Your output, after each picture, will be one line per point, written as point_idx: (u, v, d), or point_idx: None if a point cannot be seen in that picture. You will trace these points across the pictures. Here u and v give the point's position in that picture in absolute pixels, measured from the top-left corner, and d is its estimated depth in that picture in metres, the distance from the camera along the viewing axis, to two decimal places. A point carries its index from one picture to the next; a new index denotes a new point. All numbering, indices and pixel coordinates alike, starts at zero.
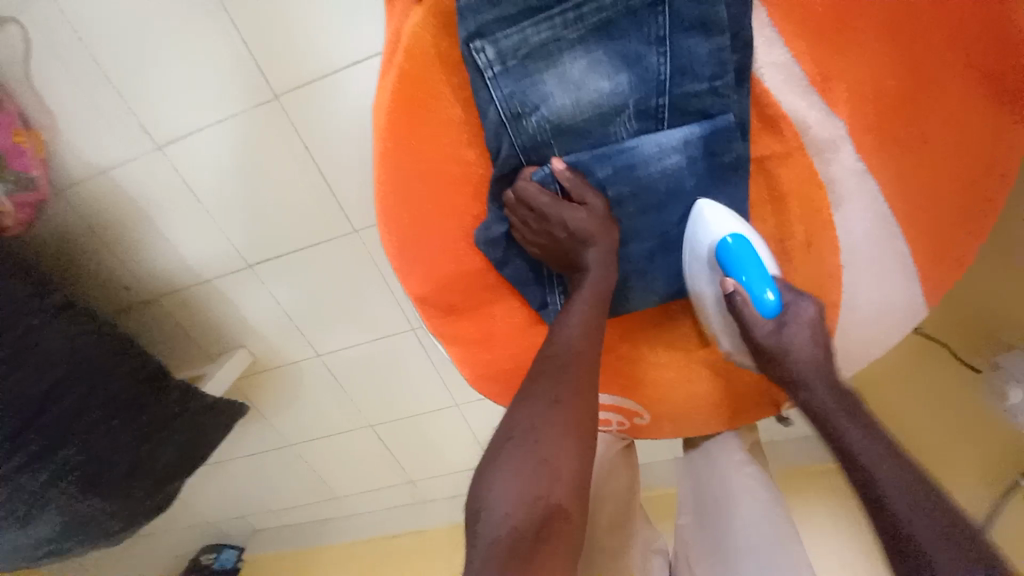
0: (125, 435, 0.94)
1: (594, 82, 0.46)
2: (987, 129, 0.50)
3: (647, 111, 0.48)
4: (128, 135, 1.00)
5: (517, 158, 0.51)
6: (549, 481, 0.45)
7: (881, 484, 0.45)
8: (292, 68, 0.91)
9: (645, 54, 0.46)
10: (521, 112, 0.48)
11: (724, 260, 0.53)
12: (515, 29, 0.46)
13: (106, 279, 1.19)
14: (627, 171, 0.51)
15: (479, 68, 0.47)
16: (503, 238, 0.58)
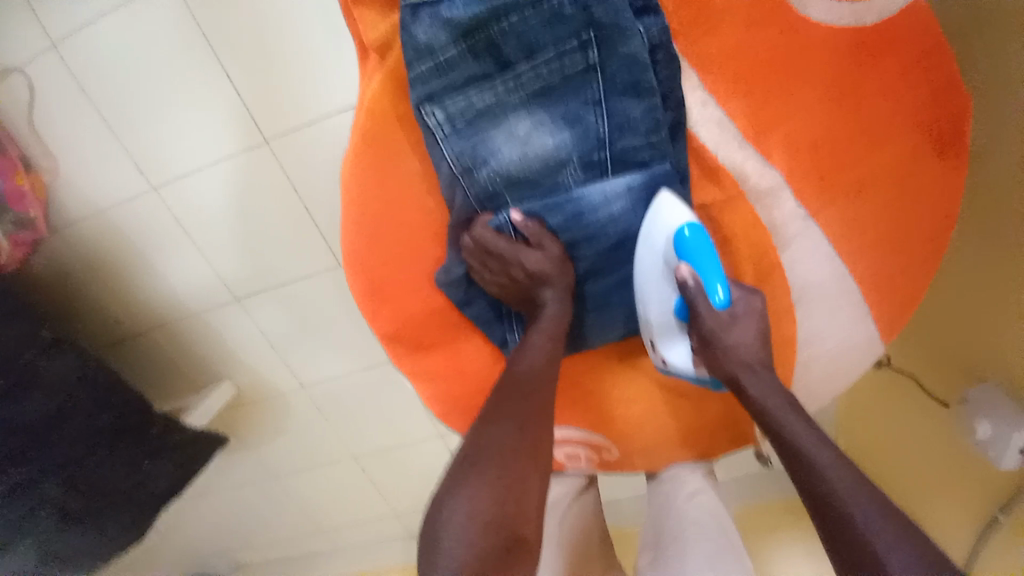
0: (110, 467, 0.94)
1: (540, 139, 0.50)
2: (933, 175, 0.54)
3: (592, 163, 0.52)
4: (123, 175, 1.05)
5: (472, 207, 0.55)
6: (506, 503, 0.47)
7: (828, 479, 0.45)
8: (280, 112, 0.95)
9: (584, 114, 0.50)
10: (472, 166, 0.52)
11: (683, 249, 0.50)
12: (461, 94, 0.50)
13: (95, 313, 1.22)
14: (577, 219, 0.53)
15: (430, 129, 0.51)
16: (463, 279, 0.60)
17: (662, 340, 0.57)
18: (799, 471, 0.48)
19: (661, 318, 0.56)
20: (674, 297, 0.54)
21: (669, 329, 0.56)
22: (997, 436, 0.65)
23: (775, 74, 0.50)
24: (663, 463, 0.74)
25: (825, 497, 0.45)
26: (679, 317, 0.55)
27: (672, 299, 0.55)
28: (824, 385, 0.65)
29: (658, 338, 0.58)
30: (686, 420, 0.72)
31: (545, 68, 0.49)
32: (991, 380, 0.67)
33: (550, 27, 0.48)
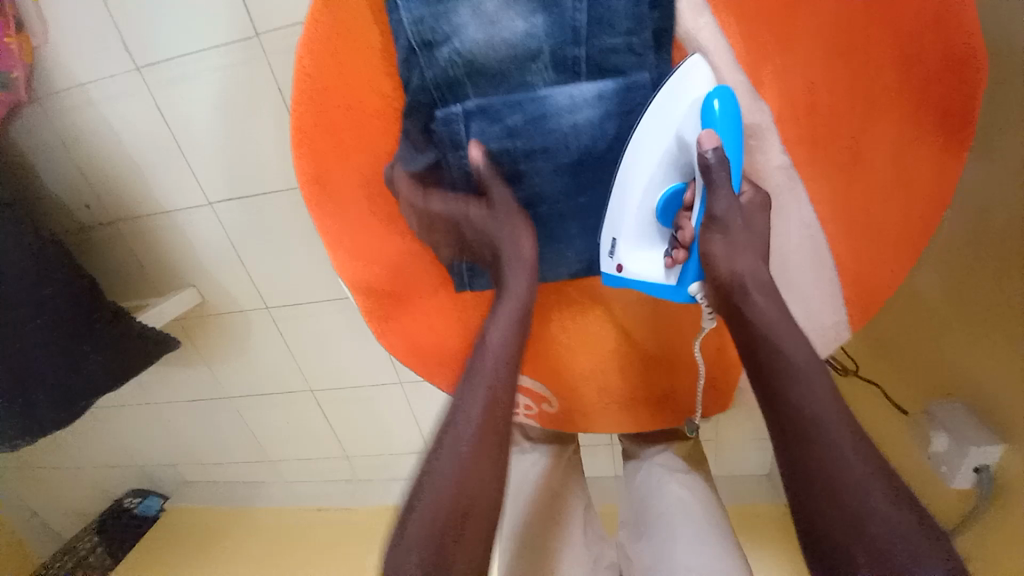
0: (46, 339, 0.91)
1: (509, 22, 0.49)
2: (925, 145, 0.49)
3: (563, 62, 0.50)
4: (107, 49, 0.99)
5: (429, 94, 0.52)
6: (473, 483, 0.46)
7: (826, 429, 0.44)
8: (278, 8, 0.91)
9: (563, 0, 0.49)
10: (432, 41, 0.50)
11: (713, 121, 0.48)
12: None
13: (64, 194, 1.17)
14: (537, 119, 0.51)
15: None
16: (408, 180, 0.55)
17: (633, 236, 0.56)
18: (785, 420, 0.46)
19: (647, 211, 0.55)
20: (666, 187, 0.54)
21: (648, 225, 0.55)
22: (953, 451, 0.65)
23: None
24: (607, 427, 0.70)
25: (814, 444, 0.44)
26: (661, 212, 0.55)
27: (665, 188, 0.54)
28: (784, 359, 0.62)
29: (630, 234, 0.56)
30: (634, 385, 0.69)
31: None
32: (961, 401, 0.65)
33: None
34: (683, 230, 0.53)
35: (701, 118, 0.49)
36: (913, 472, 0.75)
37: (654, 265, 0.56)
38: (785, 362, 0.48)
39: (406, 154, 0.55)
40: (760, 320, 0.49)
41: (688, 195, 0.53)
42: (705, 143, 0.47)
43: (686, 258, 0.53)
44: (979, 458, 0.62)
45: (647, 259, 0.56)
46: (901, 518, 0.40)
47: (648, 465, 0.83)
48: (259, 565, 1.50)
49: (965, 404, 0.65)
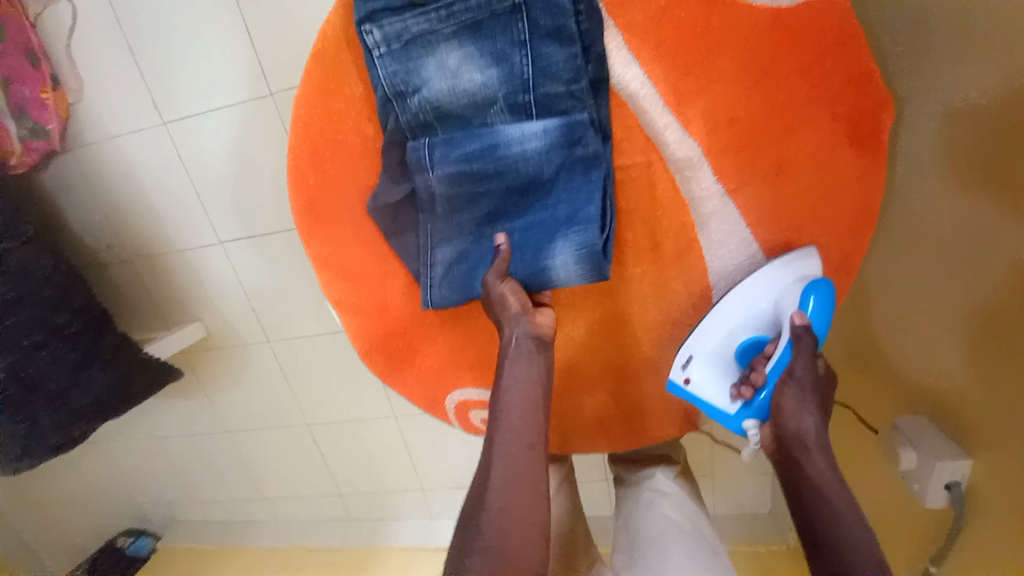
0: (56, 363, 0.97)
1: (467, 71, 0.57)
2: (845, 167, 0.56)
3: (516, 105, 0.58)
4: (137, 106, 1.12)
5: (403, 134, 0.61)
6: (515, 546, 0.53)
7: (843, 522, 0.50)
8: (289, 69, 1.03)
9: (511, 54, 0.56)
10: (404, 91, 0.58)
11: (808, 302, 0.54)
12: (398, 18, 0.57)
13: (86, 234, 1.28)
14: (492, 148, 0.58)
15: (368, 47, 0.58)
16: (392, 207, 0.64)
17: (703, 360, 0.60)
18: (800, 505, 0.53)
19: (726, 348, 0.60)
20: (751, 335, 0.60)
21: (724, 359, 0.60)
22: (923, 466, 0.66)
23: (693, 44, 0.55)
24: (580, 446, 0.70)
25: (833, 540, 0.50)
26: (741, 355, 0.61)
27: (749, 334, 0.60)
28: None
29: (701, 357, 0.60)
30: (602, 403, 0.68)
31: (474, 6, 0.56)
32: (926, 415, 0.68)
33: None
34: (757, 372, 0.58)
35: (799, 293, 0.56)
36: (897, 493, 0.75)
37: (720, 392, 0.60)
38: (813, 470, 0.53)
39: (388, 182, 0.63)
40: (806, 448, 0.53)
41: (769, 346, 0.59)
42: (797, 319, 0.54)
43: (752, 395, 0.58)
44: (947, 474, 0.63)
45: (713, 383, 0.60)
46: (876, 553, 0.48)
47: (638, 487, 0.87)
48: None
49: (929, 418, 0.68)
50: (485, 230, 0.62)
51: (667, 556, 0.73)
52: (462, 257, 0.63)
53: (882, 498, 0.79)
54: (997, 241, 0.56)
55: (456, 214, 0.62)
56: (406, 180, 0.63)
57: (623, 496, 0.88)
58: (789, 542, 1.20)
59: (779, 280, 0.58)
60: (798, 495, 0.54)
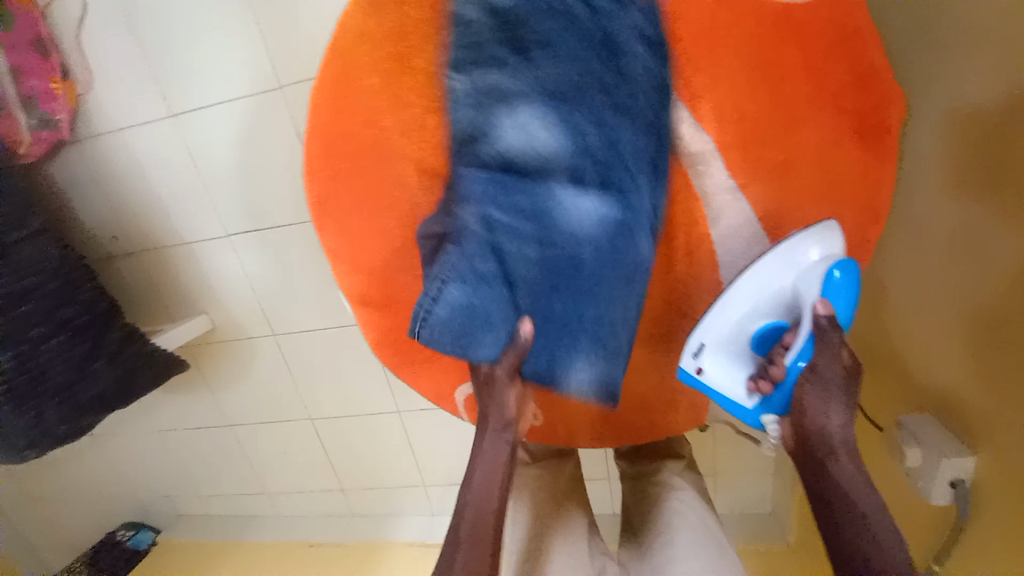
0: (63, 355, 0.97)
1: (538, 131, 0.59)
2: (850, 161, 0.56)
3: (579, 176, 0.60)
4: (146, 98, 1.12)
5: (456, 172, 0.61)
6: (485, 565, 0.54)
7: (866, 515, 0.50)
8: (299, 63, 1.04)
9: (587, 129, 0.59)
10: (477, 137, 0.60)
11: (831, 291, 0.54)
12: (486, 72, 0.60)
13: (93, 226, 1.27)
14: (541, 214, 0.60)
15: (451, 90, 0.60)
16: (436, 236, 0.61)
17: (719, 350, 0.59)
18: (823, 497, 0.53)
19: (742, 337, 0.59)
20: (767, 321, 0.59)
21: (739, 347, 0.59)
22: (927, 463, 0.66)
23: (705, 41, 0.56)
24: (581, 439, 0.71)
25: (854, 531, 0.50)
26: (755, 341, 0.59)
27: (766, 320, 0.59)
28: None
29: (717, 347, 0.59)
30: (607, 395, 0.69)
31: (561, 76, 0.59)
32: (931, 413, 0.69)
33: (571, 46, 0.59)
34: (776, 364, 0.57)
35: (822, 279, 0.55)
36: (901, 492, 0.75)
37: (736, 384, 0.59)
38: (835, 461, 0.53)
39: (431, 216, 0.62)
40: (829, 441, 0.53)
41: (787, 335, 0.58)
42: (823, 309, 0.53)
43: (770, 390, 0.57)
44: (951, 471, 0.64)
45: (728, 375, 0.59)
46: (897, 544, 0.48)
47: (647, 482, 0.88)
48: None
49: (935, 416, 0.68)
50: (502, 288, 0.59)
51: (675, 545, 0.77)
52: (456, 311, 0.56)
53: (887, 499, 0.79)
54: (987, 241, 0.59)
55: (475, 260, 0.58)
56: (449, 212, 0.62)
57: (631, 492, 0.89)
58: (788, 542, 1.22)
59: (797, 264, 0.57)
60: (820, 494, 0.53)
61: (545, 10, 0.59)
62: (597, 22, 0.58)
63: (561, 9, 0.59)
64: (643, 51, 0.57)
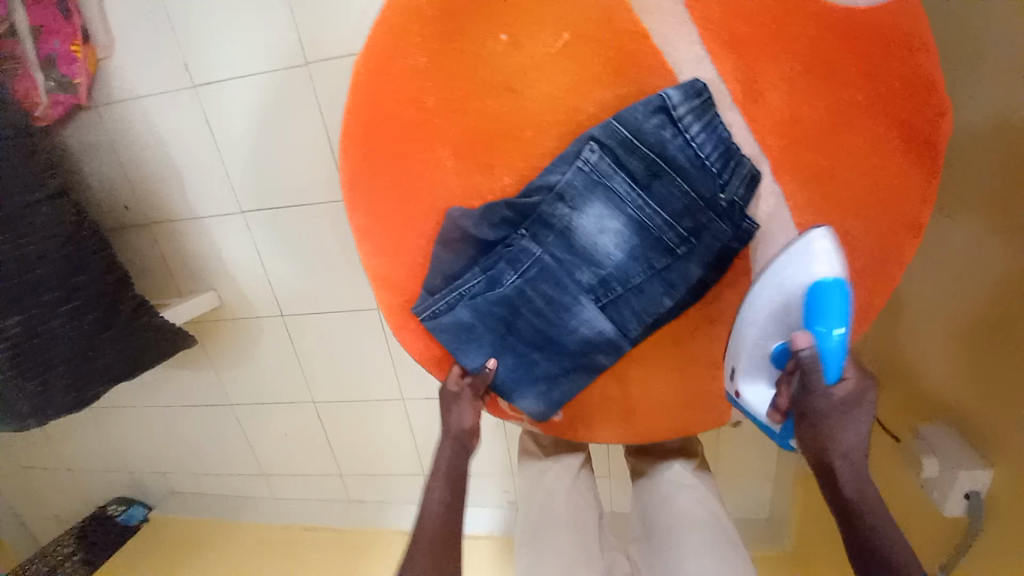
0: (72, 322, 0.95)
1: (607, 240, 0.59)
2: (900, 173, 0.55)
3: (604, 287, 0.61)
4: (169, 67, 1.10)
5: (513, 211, 0.60)
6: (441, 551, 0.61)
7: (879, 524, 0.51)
8: (329, 42, 1.03)
9: (635, 270, 0.60)
10: (562, 199, 0.59)
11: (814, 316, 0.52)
12: (614, 164, 0.57)
13: (105, 196, 1.25)
14: (557, 301, 0.62)
15: (578, 153, 0.57)
16: (467, 234, 0.62)
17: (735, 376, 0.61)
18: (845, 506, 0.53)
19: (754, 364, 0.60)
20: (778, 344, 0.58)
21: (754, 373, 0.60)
22: (943, 474, 0.66)
23: (765, 42, 0.54)
24: (583, 430, 0.73)
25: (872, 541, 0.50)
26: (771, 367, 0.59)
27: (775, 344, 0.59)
28: None
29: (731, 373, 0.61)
30: (611, 385, 0.71)
31: (655, 223, 0.58)
32: (945, 422, 0.69)
33: (688, 202, 0.57)
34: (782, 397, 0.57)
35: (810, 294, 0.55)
36: (911, 501, 0.76)
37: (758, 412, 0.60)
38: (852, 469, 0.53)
39: (479, 220, 0.61)
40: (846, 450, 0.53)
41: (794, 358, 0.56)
42: (800, 342, 0.51)
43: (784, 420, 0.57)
44: (968, 483, 0.64)
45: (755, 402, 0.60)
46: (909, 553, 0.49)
47: (659, 482, 0.87)
48: None
49: (950, 425, 0.69)
50: (499, 326, 0.64)
51: (684, 547, 0.77)
52: (461, 328, 0.65)
53: (895, 505, 0.79)
54: (998, 262, 0.60)
55: (493, 289, 0.62)
56: (496, 229, 0.61)
57: (640, 488, 0.90)
58: (784, 548, 1.24)
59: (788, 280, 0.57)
60: (849, 510, 0.53)
61: (699, 164, 0.56)
62: (726, 199, 0.56)
63: (711, 176, 0.56)
64: (729, 240, 0.58)
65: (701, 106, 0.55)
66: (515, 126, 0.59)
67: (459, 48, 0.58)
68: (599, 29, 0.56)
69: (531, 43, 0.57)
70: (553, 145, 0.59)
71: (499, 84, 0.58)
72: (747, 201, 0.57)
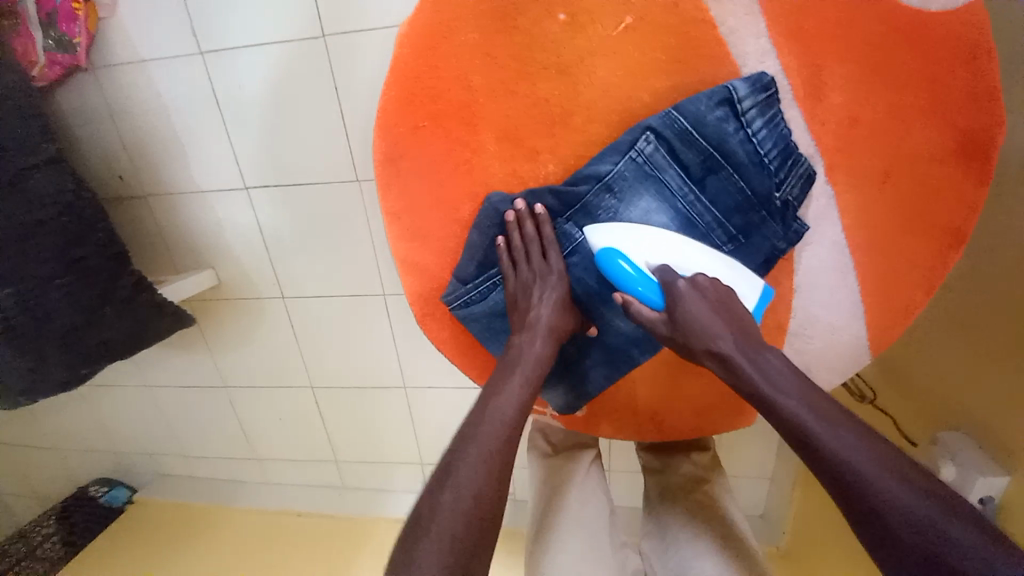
0: (70, 298, 0.90)
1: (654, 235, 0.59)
2: (950, 179, 0.55)
3: None
4: (175, 30, 1.04)
5: (559, 201, 0.60)
6: (484, 485, 0.50)
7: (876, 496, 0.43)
8: (350, 13, 0.97)
9: None
10: (612, 189, 0.58)
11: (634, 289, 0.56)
12: (669, 157, 0.57)
13: (100, 165, 1.19)
14: (598, 294, 0.63)
15: (634, 143, 0.56)
16: (504, 221, 0.61)
17: None
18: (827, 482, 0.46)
19: None
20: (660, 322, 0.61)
21: None
22: (960, 480, 0.67)
23: (831, 39, 0.52)
24: (604, 429, 0.72)
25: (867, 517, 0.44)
26: None
27: None
28: (830, 377, 0.64)
29: None
30: (637, 385, 0.70)
31: (704, 218, 0.58)
32: (961, 429, 0.70)
33: (742, 198, 0.57)
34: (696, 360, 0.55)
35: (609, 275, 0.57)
36: None
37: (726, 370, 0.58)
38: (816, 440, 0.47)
39: (522, 210, 0.61)
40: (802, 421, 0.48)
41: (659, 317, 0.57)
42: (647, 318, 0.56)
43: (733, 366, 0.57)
44: (983, 489, 0.65)
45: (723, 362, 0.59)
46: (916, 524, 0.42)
47: (671, 478, 0.88)
48: (235, 565, 1.44)
49: (965, 432, 0.70)
50: None
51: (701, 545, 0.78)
52: (494, 315, 0.65)
53: None
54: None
55: (531, 277, 0.62)
56: (538, 219, 0.61)
57: (651, 483, 0.90)
58: (778, 546, 1.26)
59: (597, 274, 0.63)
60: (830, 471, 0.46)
61: (757, 160, 0.55)
62: (781, 199, 0.56)
63: (768, 173, 0.55)
64: (777, 240, 0.58)
65: (766, 102, 0.54)
66: (566, 111, 0.57)
67: (514, 25, 0.55)
68: (664, 15, 0.54)
69: (592, 25, 0.54)
70: (603, 135, 0.58)
71: (553, 67, 0.56)
72: (800, 201, 0.57)
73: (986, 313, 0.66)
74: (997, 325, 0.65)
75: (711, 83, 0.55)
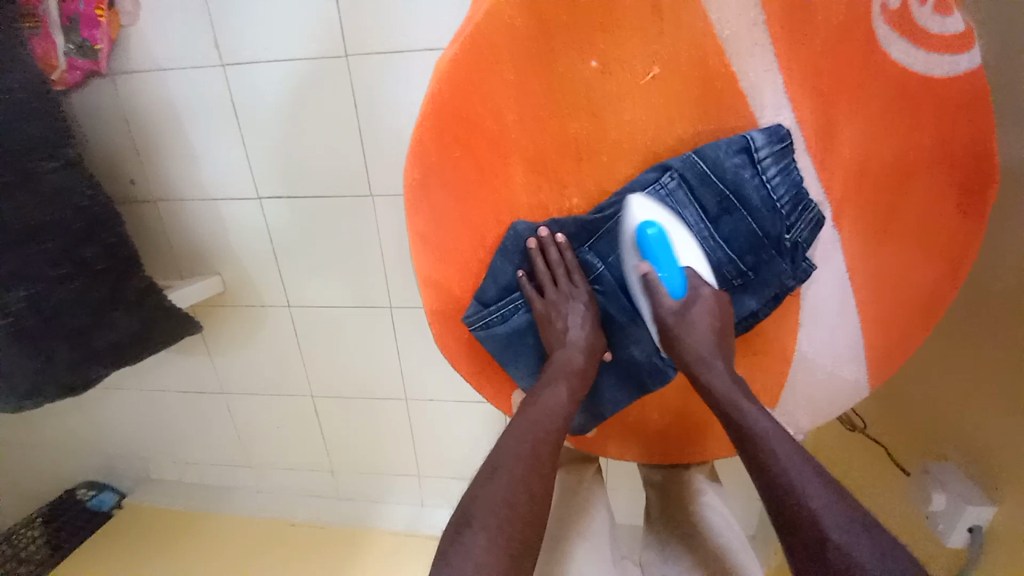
0: (79, 299, 0.91)
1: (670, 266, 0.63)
2: (948, 228, 0.59)
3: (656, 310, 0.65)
4: (196, 40, 1.05)
5: (582, 230, 0.64)
6: (517, 488, 0.53)
7: (820, 516, 0.47)
8: (371, 34, 1.00)
9: None
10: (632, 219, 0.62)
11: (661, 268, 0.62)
12: (689, 197, 0.61)
13: (110, 167, 1.19)
14: (613, 320, 0.68)
15: (657, 181, 0.60)
16: (528, 247, 0.65)
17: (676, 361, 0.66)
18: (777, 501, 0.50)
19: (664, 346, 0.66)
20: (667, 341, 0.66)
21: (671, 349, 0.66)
22: (950, 509, 0.72)
23: (843, 96, 0.57)
24: (613, 451, 0.74)
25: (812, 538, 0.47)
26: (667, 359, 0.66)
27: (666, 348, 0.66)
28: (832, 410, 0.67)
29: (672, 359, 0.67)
30: (648, 405, 0.73)
31: (716, 254, 0.63)
32: (951, 459, 0.74)
33: (754, 239, 0.60)
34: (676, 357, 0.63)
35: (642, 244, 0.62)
36: (916, 527, 0.80)
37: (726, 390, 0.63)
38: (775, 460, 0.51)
39: (547, 237, 0.64)
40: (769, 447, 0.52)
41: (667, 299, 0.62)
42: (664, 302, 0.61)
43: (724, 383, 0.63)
44: (971, 517, 0.69)
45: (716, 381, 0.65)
46: (852, 543, 0.45)
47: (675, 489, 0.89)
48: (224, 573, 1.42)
49: (955, 462, 0.73)
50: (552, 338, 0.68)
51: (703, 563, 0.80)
52: (514, 336, 0.67)
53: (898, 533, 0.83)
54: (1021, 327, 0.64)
55: (557, 301, 0.65)
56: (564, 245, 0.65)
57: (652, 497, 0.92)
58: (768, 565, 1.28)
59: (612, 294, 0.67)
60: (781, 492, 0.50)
61: (770, 205, 0.59)
62: (790, 240, 0.59)
63: (780, 217, 0.59)
64: (787, 277, 0.60)
65: (780, 150, 0.57)
66: (593, 147, 0.60)
67: (548, 67, 0.58)
68: (690, 65, 0.57)
69: (622, 71, 0.58)
70: (627, 172, 0.61)
71: (584, 108, 0.59)
72: (809, 244, 0.60)
73: (978, 350, 0.70)
74: (987, 362, 0.69)
75: (729, 130, 0.59)
